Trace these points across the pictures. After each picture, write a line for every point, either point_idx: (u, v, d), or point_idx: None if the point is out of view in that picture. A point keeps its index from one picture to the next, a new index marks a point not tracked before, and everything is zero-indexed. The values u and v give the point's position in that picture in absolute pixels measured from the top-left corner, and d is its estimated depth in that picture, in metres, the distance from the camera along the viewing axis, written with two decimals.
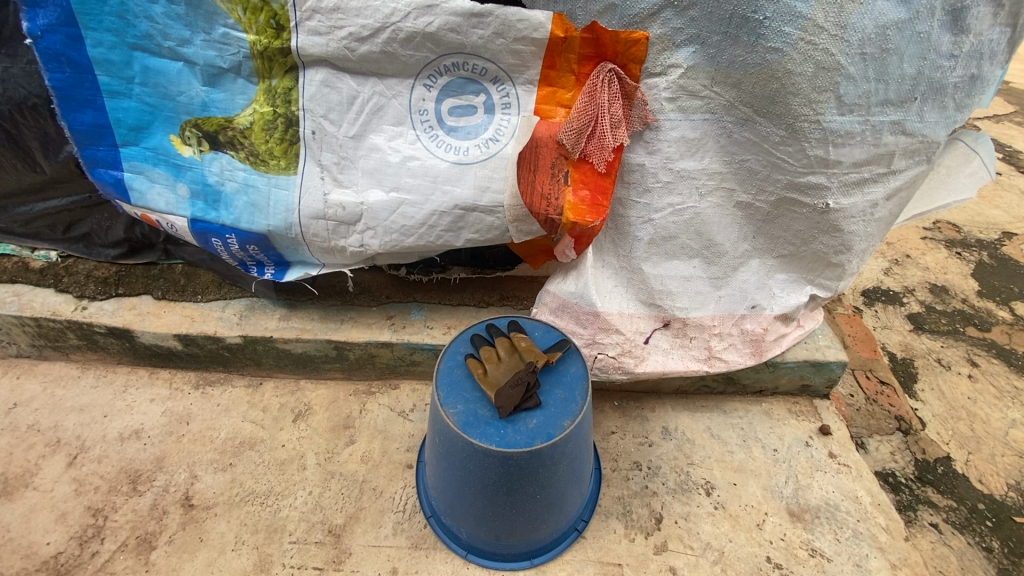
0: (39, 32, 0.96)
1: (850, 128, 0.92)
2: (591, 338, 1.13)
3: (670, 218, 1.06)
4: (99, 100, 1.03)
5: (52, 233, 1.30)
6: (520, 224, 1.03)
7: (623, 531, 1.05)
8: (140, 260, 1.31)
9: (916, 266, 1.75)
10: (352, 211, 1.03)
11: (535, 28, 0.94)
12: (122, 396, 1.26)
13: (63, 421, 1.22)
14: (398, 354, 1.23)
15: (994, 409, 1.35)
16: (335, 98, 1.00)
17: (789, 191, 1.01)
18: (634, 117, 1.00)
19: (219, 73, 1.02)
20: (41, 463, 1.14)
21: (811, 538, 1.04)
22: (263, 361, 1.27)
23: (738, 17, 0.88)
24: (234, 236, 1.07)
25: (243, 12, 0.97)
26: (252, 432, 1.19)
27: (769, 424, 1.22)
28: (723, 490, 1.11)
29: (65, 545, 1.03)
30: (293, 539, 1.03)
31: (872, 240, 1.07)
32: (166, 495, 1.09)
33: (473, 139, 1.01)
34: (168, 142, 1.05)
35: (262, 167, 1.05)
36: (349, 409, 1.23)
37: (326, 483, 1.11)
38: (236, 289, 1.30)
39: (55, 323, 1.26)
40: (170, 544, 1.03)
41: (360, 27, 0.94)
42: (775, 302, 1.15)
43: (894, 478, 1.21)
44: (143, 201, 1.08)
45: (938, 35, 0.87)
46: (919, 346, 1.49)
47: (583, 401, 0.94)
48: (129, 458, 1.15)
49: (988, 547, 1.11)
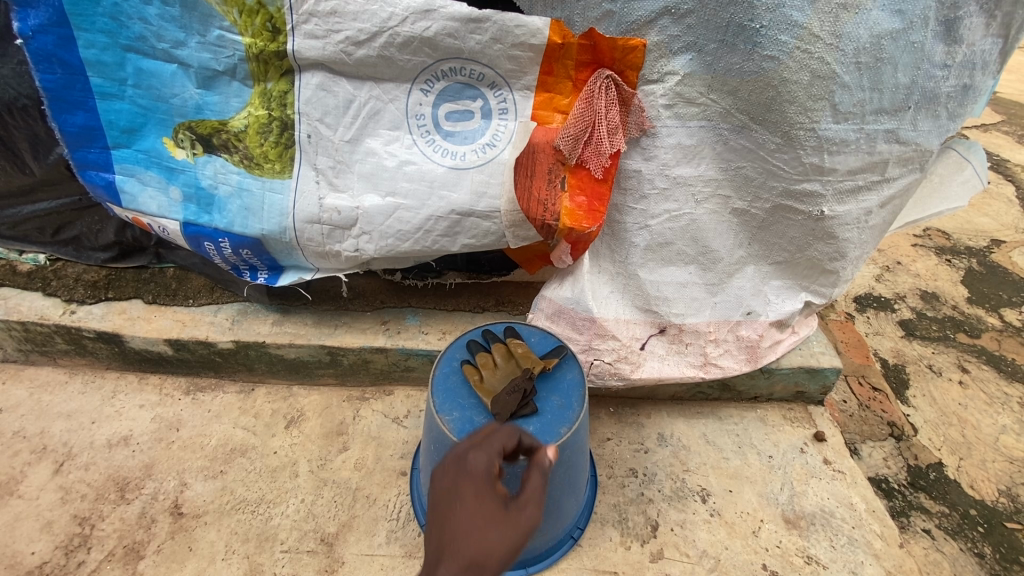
0: (30, 32, 0.95)
1: (846, 136, 0.93)
2: (587, 344, 1.12)
3: (666, 225, 1.07)
4: (90, 102, 1.01)
5: (41, 236, 1.27)
6: (516, 229, 1.02)
7: (618, 539, 1.04)
8: (131, 264, 1.28)
9: (907, 273, 1.76)
10: (346, 216, 1.02)
11: (533, 34, 0.94)
12: (111, 402, 1.24)
13: (49, 427, 1.19)
14: (392, 360, 1.22)
15: (984, 414, 1.36)
16: (331, 102, 1.00)
17: (784, 199, 1.02)
18: (630, 123, 1.00)
19: (214, 75, 1.01)
20: (27, 471, 1.12)
21: (806, 545, 1.04)
22: (255, 367, 1.25)
23: (735, 25, 0.89)
24: (226, 240, 1.06)
25: (239, 15, 0.96)
26: (243, 438, 1.17)
27: (764, 431, 1.22)
28: (718, 497, 1.11)
29: (49, 554, 1.01)
30: (285, 548, 1.01)
31: (866, 248, 1.08)
32: (154, 504, 1.07)
33: (470, 144, 1.00)
34: (161, 145, 1.04)
35: (257, 170, 1.04)
36: (343, 415, 1.21)
37: (318, 491, 1.09)
38: (228, 294, 1.28)
39: (43, 328, 1.24)
40: (157, 554, 1.01)
41: (357, 31, 0.94)
42: (770, 309, 1.15)
43: (887, 484, 1.22)
44: (135, 204, 1.07)
45: (931, 45, 0.88)
46: (910, 352, 1.50)
47: (580, 407, 0.94)
48: (117, 465, 1.13)
49: (980, 553, 1.11)
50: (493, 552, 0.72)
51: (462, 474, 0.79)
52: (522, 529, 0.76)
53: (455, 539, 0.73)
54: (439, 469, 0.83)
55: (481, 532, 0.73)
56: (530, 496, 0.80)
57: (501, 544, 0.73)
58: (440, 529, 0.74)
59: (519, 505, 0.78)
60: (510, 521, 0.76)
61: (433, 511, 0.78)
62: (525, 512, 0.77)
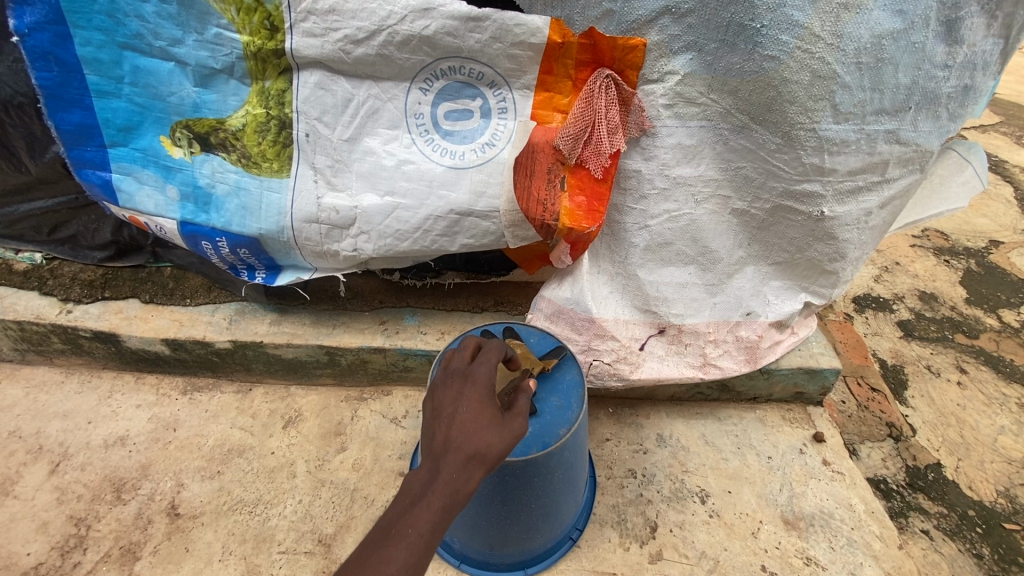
0: (26, 29, 0.94)
1: (846, 137, 0.93)
2: (586, 345, 1.12)
3: (666, 225, 1.06)
4: (87, 99, 1.01)
5: (37, 235, 1.27)
6: (516, 229, 1.02)
7: (617, 540, 1.04)
8: (128, 263, 1.28)
9: (905, 273, 1.76)
10: (345, 215, 1.01)
11: (533, 33, 0.93)
12: (107, 402, 1.23)
13: (45, 427, 1.19)
14: (390, 360, 1.21)
15: (982, 415, 1.36)
16: (329, 100, 0.99)
17: (785, 199, 1.02)
18: (630, 123, 1.00)
19: (211, 73, 1.00)
20: (23, 471, 1.12)
21: (806, 546, 1.04)
22: (253, 366, 1.25)
23: (736, 25, 0.88)
24: (224, 239, 1.06)
25: (237, 13, 0.95)
26: (241, 439, 1.17)
27: (764, 432, 1.22)
28: (717, 498, 1.10)
29: (45, 555, 1.00)
30: (282, 549, 1.01)
31: (866, 248, 1.07)
32: (151, 504, 1.07)
33: (469, 144, 1.00)
34: (158, 143, 1.04)
35: (254, 169, 1.03)
36: (341, 415, 1.21)
37: (316, 492, 1.09)
38: (226, 293, 1.27)
39: (39, 327, 1.23)
40: (154, 555, 1.00)
41: (356, 29, 0.93)
42: (770, 309, 1.15)
43: (885, 485, 1.22)
44: (132, 203, 1.06)
45: (932, 45, 0.87)
46: (908, 353, 1.50)
47: (579, 408, 0.93)
48: (113, 465, 1.12)
49: (979, 554, 1.11)
50: (493, 445, 0.70)
51: (462, 376, 0.76)
52: (519, 430, 0.74)
53: (456, 433, 0.70)
54: (435, 376, 0.79)
55: (482, 428, 0.71)
56: (526, 399, 0.77)
57: (502, 441, 0.71)
58: (441, 425, 0.72)
59: (517, 407, 0.76)
60: (508, 421, 0.73)
61: (430, 411, 0.75)
62: (521, 417, 0.75)
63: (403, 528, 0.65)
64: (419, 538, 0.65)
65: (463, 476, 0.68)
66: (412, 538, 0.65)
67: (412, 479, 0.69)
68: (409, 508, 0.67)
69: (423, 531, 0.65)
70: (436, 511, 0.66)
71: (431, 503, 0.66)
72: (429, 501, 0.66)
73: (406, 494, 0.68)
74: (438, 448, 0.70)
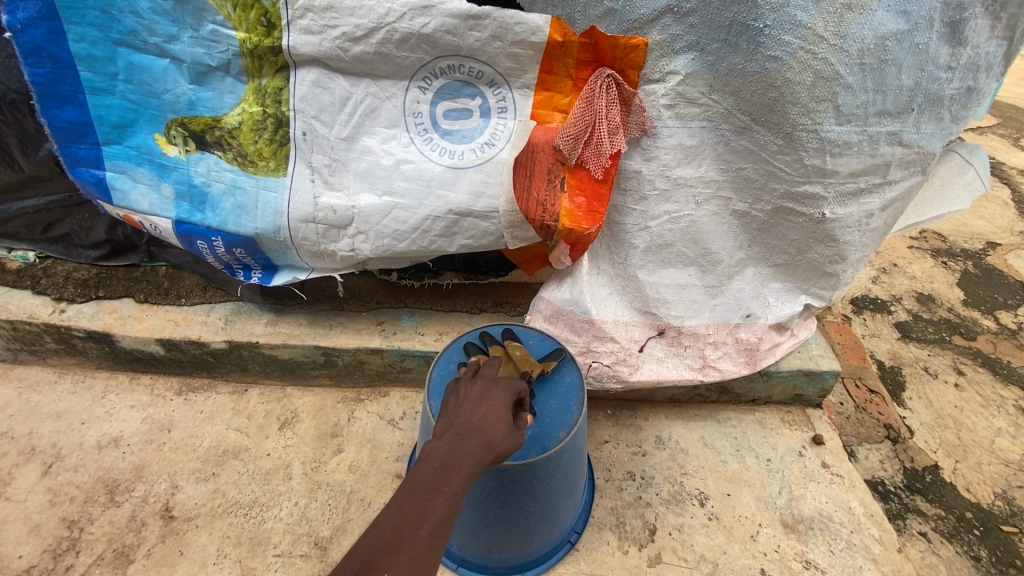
0: (19, 25, 0.93)
1: (848, 138, 0.92)
2: (586, 346, 1.11)
3: (667, 226, 1.05)
4: (80, 96, 0.99)
5: (29, 233, 1.25)
6: (515, 230, 1.01)
7: (616, 543, 1.03)
8: (122, 262, 1.27)
9: (903, 275, 1.76)
10: (342, 215, 1.00)
11: (533, 31, 0.92)
12: (101, 402, 1.22)
13: (38, 428, 1.17)
14: (387, 361, 1.20)
15: (980, 417, 1.36)
16: (327, 98, 0.98)
17: (785, 201, 1.01)
18: (631, 123, 0.99)
19: (207, 71, 0.99)
20: (15, 472, 1.10)
21: (804, 550, 1.03)
22: (248, 367, 1.24)
23: (738, 24, 0.87)
24: (220, 239, 1.04)
25: (233, 10, 0.94)
26: (236, 440, 1.15)
27: (763, 434, 1.22)
28: (716, 501, 1.10)
29: (37, 558, 0.99)
30: (278, 552, 1.00)
31: (867, 250, 1.07)
32: (145, 506, 1.05)
33: (468, 143, 0.99)
34: (152, 141, 1.02)
35: (250, 168, 1.02)
36: (337, 416, 1.20)
37: (312, 494, 1.08)
38: (221, 293, 1.26)
39: (32, 327, 1.22)
40: (148, 557, 0.99)
41: (354, 27, 0.92)
42: (770, 311, 1.14)
43: (883, 487, 1.22)
44: (126, 202, 1.05)
45: (935, 47, 0.87)
46: (906, 354, 1.50)
47: (579, 411, 0.93)
48: (107, 467, 1.11)
49: (977, 556, 1.11)
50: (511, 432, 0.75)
51: (482, 376, 0.80)
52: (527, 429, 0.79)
53: (481, 413, 0.74)
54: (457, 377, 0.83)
55: (503, 419, 0.75)
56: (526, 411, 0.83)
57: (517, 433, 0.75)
58: (465, 406, 0.75)
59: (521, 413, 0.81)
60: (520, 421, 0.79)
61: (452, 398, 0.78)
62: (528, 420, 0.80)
63: (438, 484, 0.67)
64: (452, 495, 0.67)
65: (487, 454, 0.71)
66: (446, 495, 0.66)
67: (438, 445, 0.70)
68: (439, 468, 0.68)
69: (456, 491, 0.67)
70: (465, 474, 0.68)
71: (460, 467, 0.69)
72: (459, 464, 0.69)
73: (434, 456, 0.69)
74: (463, 424, 0.73)
